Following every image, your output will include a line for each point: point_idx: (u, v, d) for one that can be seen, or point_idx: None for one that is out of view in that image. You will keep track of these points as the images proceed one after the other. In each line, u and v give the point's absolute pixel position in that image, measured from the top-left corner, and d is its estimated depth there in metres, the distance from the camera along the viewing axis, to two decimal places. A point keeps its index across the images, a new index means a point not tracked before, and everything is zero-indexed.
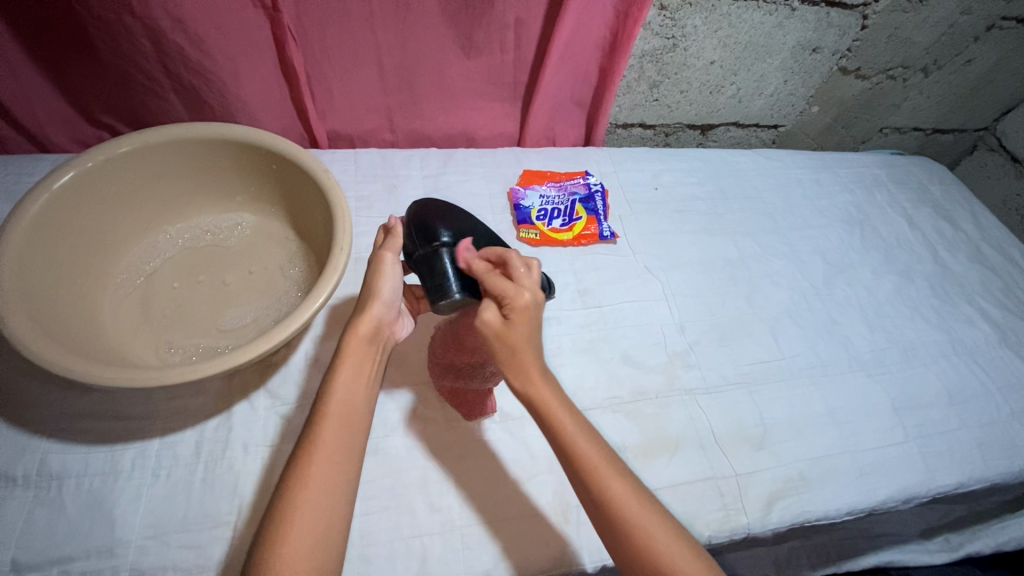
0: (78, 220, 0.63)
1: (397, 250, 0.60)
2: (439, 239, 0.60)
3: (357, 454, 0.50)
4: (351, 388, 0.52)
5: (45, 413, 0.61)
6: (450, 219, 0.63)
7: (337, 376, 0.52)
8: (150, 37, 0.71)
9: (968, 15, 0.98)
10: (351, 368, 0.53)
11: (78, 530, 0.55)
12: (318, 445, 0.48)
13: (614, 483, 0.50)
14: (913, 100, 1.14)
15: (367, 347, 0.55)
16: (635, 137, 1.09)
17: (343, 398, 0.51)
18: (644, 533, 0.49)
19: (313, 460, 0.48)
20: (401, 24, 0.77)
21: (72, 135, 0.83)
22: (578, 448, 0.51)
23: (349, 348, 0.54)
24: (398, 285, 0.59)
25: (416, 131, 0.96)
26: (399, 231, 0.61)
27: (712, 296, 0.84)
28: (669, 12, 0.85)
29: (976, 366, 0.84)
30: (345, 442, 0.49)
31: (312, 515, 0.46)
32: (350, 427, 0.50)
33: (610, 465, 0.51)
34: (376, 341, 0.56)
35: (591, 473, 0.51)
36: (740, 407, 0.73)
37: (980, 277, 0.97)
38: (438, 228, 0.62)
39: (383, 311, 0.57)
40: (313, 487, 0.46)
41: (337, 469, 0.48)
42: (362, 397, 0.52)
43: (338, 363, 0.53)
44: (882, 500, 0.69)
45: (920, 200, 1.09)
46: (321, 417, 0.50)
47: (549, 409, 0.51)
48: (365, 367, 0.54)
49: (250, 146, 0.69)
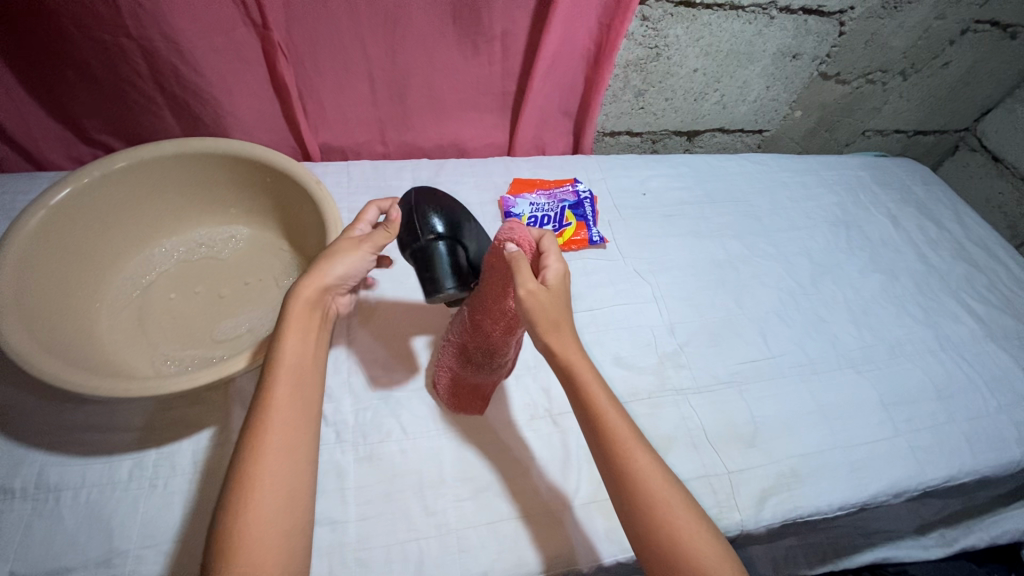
0: (75, 235, 0.65)
1: (381, 245, 0.60)
2: (430, 231, 0.64)
3: (314, 422, 0.51)
4: (300, 353, 0.53)
5: (42, 426, 0.61)
6: (440, 210, 0.66)
7: (284, 341, 0.53)
8: (145, 57, 0.73)
9: (942, 19, 1.01)
10: (297, 335, 0.53)
11: (75, 541, 0.55)
12: (273, 411, 0.49)
13: (637, 454, 0.51)
14: (894, 103, 1.17)
15: (308, 314, 0.55)
16: (623, 145, 1.11)
17: (292, 363, 0.52)
18: (661, 516, 0.49)
19: (271, 427, 0.49)
20: (390, 38, 0.79)
21: (67, 153, 0.85)
22: (606, 416, 0.52)
23: (292, 312, 0.54)
24: (362, 266, 0.59)
25: (407, 143, 0.98)
26: (395, 224, 0.62)
27: (700, 296, 0.86)
28: (651, 23, 0.87)
29: (963, 361, 0.85)
30: (300, 407, 0.51)
31: (279, 482, 0.47)
32: (303, 392, 0.51)
33: (637, 441, 0.52)
34: (317, 308, 0.56)
35: (617, 444, 0.51)
36: (731, 405, 0.74)
37: (965, 274, 0.99)
38: (429, 221, 0.64)
39: (333, 280, 0.57)
40: (276, 455, 0.48)
41: (298, 437, 0.49)
42: (311, 360, 0.54)
43: (282, 328, 0.53)
44: (873, 494, 0.70)
45: (903, 200, 1.11)
46: (273, 383, 0.51)
47: (584, 378, 0.52)
48: (311, 332, 0.55)
49: (244, 159, 0.71)
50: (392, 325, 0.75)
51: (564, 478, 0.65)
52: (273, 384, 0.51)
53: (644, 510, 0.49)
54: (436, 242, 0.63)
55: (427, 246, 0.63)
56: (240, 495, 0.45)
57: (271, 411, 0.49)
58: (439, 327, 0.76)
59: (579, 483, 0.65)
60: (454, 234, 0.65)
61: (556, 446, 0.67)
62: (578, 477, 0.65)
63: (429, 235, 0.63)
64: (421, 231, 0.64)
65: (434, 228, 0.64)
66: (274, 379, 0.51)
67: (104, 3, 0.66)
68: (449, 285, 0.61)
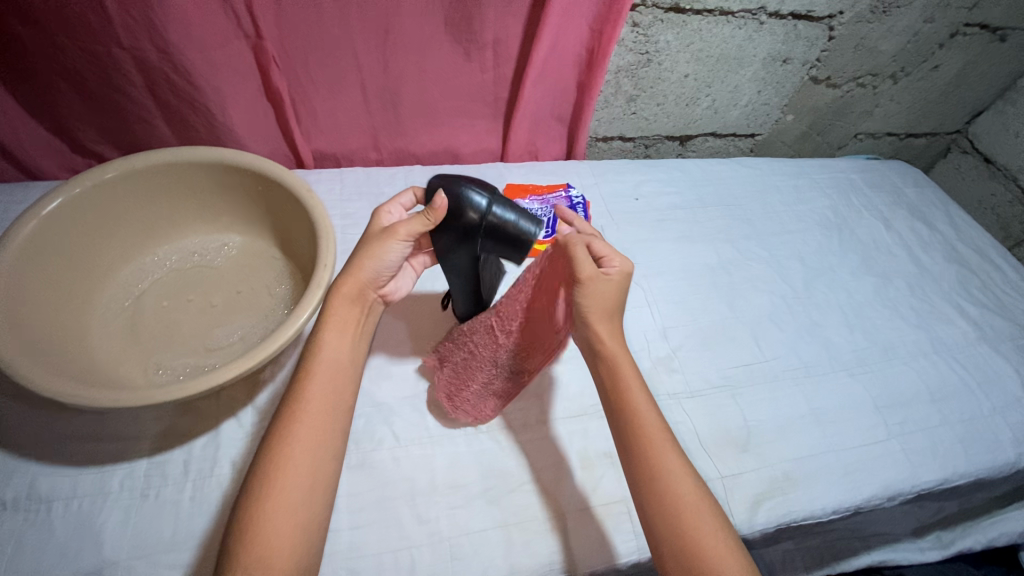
0: (65, 245, 0.65)
1: (415, 233, 0.56)
2: (476, 210, 0.55)
3: (342, 421, 0.52)
4: (336, 349, 0.54)
5: (32, 436, 0.61)
6: (466, 185, 0.56)
7: (323, 336, 0.54)
8: (137, 67, 0.73)
9: (931, 23, 1.02)
10: (336, 330, 0.55)
11: (65, 551, 0.55)
12: (302, 406, 0.50)
13: (663, 450, 0.51)
14: (885, 106, 1.18)
15: (350, 309, 0.56)
16: (616, 150, 1.11)
17: (328, 361, 0.53)
18: (676, 513, 0.49)
19: (299, 421, 0.49)
20: (381, 45, 0.80)
21: (61, 163, 0.85)
22: (639, 409, 0.53)
23: (335, 307, 0.56)
24: (399, 256, 0.58)
25: (401, 150, 0.98)
26: (438, 214, 0.55)
27: (693, 300, 0.86)
28: (641, 29, 0.88)
29: (956, 363, 0.85)
30: (331, 404, 0.51)
31: (301, 476, 0.47)
32: (336, 389, 0.52)
33: (664, 436, 0.52)
34: (359, 302, 0.57)
35: (646, 438, 0.52)
36: (724, 410, 0.74)
37: (958, 276, 0.99)
38: (468, 203, 0.55)
39: (374, 274, 0.58)
40: (301, 449, 0.48)
41: (325, 435, 0.50)
42: (347, 360, 0.54)
43: (323, 324, 0.55)
44: (867, 498, 0.70)
45: (896, 202, 1.12)
46: (306, 379, 0.51)
47: (620, 371, 0.54)
48: (349, 328, 0.56)
49: (235, 168, 0.71)
50: (385, 332, 0.75)
51: (557, 484, 0.65)
52: (306, 379, 0.51)
53: (661, 507, 0.49)
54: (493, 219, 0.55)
55: (489, 229, 0.56)
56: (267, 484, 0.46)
57: (300, 405, 0.50)
58: (432, 334, 0.76)
59: (572, 489, 0.65)
60: (496, 196, 0.56)
61: (550, 452, 0.67)
62: (570, 482, 0.65)
63: (480, 217, 0.55)
64: (468, 220, 0.55)
65: (478, 207, 0.55)
66: (306, 375, 0.52)
67: (96, 14, 0.66)
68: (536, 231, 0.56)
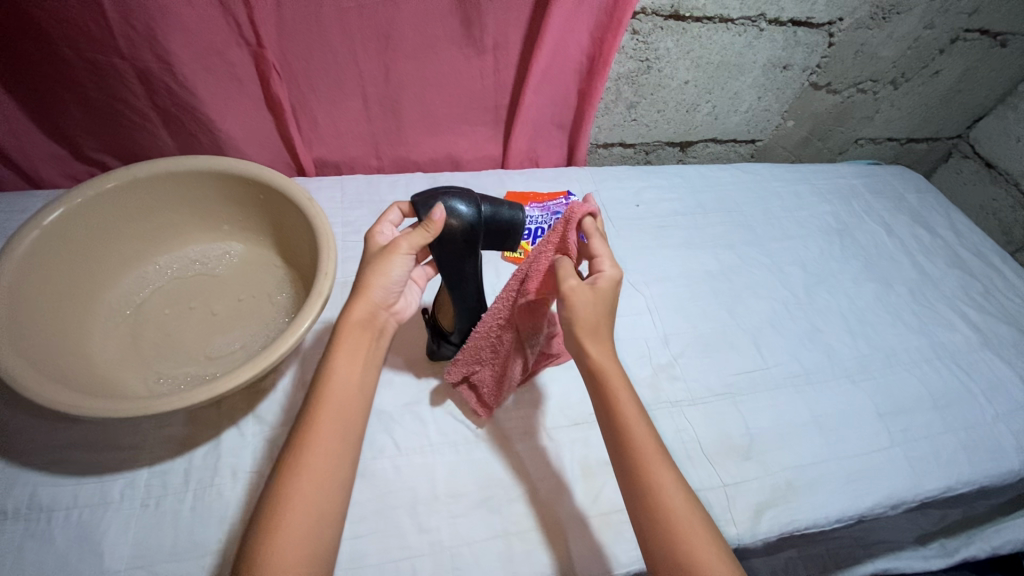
0: (67, 253, 0.65)
1: (418, 245, 0.55)
2: (464, 219, 0.57)
3: (350, 456, 0.50)
4: (347, 375, 0.52)
5: (33, 446, 0.61)
6: (441, 196, 0.57)
7: (333, 361, 0.52)
8: (139, 76, 0.74)
9: (931, 29, 1.02)
10: (346, 355, 0.53)
11: (65, 561, 0.55)
12: (309, 442, 0.48)
13: (654, 464, 0.51)
14: (885, 111, 1.18)
15: (360, 334, 0.54)
16: (617, 156, 1.12)
17: (338, 390, 0.51)
18: (673, 529, 0.48)
19: (306, 457, 0.47)
20: (382, 54, 0.80)
21: (63, 171, 0.86)
22: (628, 422, 0.52)
23: (344, 333, 0.54)
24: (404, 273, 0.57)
25: (401, 157, 0.98)
26: (438, 226, 0.55)
27: (695, 307, 0.86)
28: (641, 36, 0.88)
29: (959, 369, 0.85)
30: (339, 437, 0.49)
31: (305, 516, 0.45)
32: (345, 421, 0.50)
33: (655, 449, 0.51)
34: (370, 326, 0.55)
35: (637, 453, 0.51)
36: (726, 417, 0.74)
37: (960, 282, 0.99)
38: (451, 212, 0.56)
39: (383, 293, 0.56)
40: (305, 487, 0.46)
41: (331, 470, 0.48)
42: (356, 387, 0.52)
43: (332, 350, 0.53)
44: (870, 506, 0.70)
45: (897, 208, 1.11)
46: (314, 412, 0.50)
47: (609, 383, 0.53)
48: (360, 353, 0.54)
49: (236, 176, 0.71)
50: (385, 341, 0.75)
51: (558, 492, 0.65)
52: (315, 412, 0.50)
53: (657, 524, 0.49)
54: (478, 216, 0.58)
55: (480, 229, 0.58)
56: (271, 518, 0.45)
57: (307, 440, 0.48)
58: None
59: (573, 498, 0.64)
60: (471, 196, 0.58)
61: (550, 460, 0.67)
62: (570, 491, 0.65)
63: (467, 220, 0.57)
64: (458, 228, 0.57)
65: (462, 214, 0.57)
66: (316, 405, 0.50)
67: (99, 24, 0.67)
68: (520, 214, 0.60)
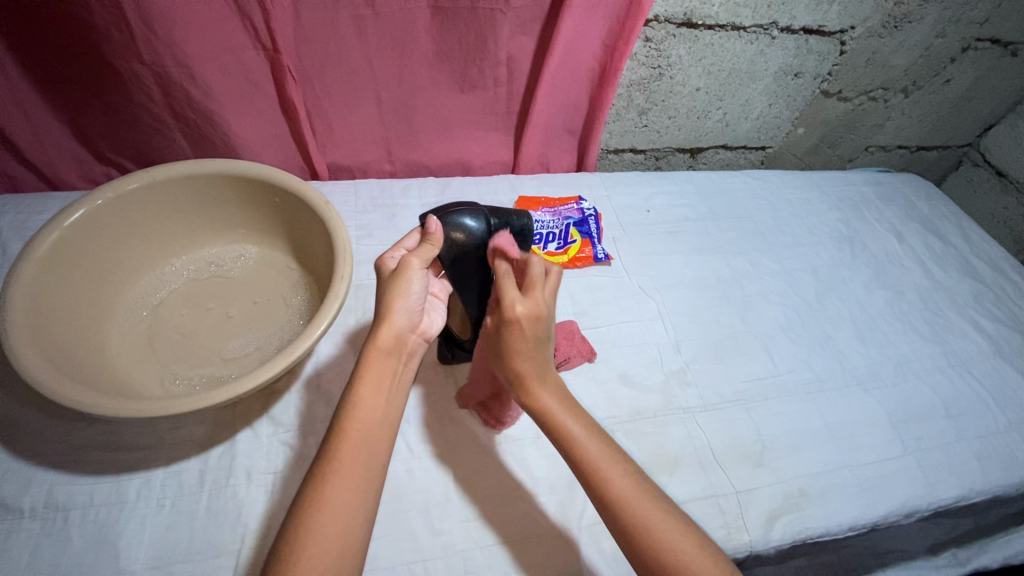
0: (86, 255, 0.65)
1: (428, 258, 0.57)
2: (472, 233, 0.60)
3: (373, 496, 0.47)
4: (370, 407, 0.49)
5: (50, 445, 0.62)
6: (450, 213, 0.60)
7: (357, 394, 0.50)
8: (158, 82, 0.75)
9: (942, 37, 1.02)
10: (372, 385, 0.50)
11: (82, 560, 0.55)
12: (332, 479, 0.45)
13: (614, 478, 0.48)
14: (896, 119, 1.18)
15: (386, 362, 0.52)
16: (627, 162, 1.12)
17: (363, 423, 0.49)
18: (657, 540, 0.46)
19: (328, 496, 0.45)
20: (397, 60, 0.81)
21: (81, 173, 0.87)
22: (580, 446, 0.49)
23: (369, 361, 0.52)
24: (420, 293, 0.56)
25: (414, 161, 0.99)
26: (438, 237, 0.58)
27: (706, 313, 0.86)
28: (653, 44, 0.89)
29: (971, 377, 0.85)
30: (363, 473, 0.46)
31: (328, 559, 0.42)
32: (369, 455, 0.47)
33: (612, 462, 0.49)
34: (397, 352, 0.53)
35: (595, 468, 0.49)
36: (738, 424, 0.74)
37: (973, 290, 0.99)
38: (458, 227, 0.60)
39: (405, 316, 0.54)
40: (325, 534, 0.43)
41: (352, 513, 0.45)
42: (382, 419, 0.50)
43: (358, 379, 0.51)
44: (883, 515, 0.69)
45: (908, 215, 1.11)
46: (336, 447, 0.47)
47: (547, 408, 0.50)
48: (385, 383, 0.51)
49: (252, 180, 0.72)
50: None
51: (570, 498, 0.65)
52: (338, 446, 0.47)
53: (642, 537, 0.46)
54: (485, 230, 0.61)
55: (487, 242, 0.61)
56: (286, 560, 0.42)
57: (330, 478, 0.45)
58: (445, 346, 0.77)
59: (584, 503, 0.64)
60: (477, 211, 0.61)
61: (561, 465, 0.67)
62: (582, 497, 0.65)
63: (473, 234, 0.60)
64: (465, 241, 0.60)
65: (468, 228, 0.60)
66: (340, 439, 0.47)
67: (120, 30, 0.68)
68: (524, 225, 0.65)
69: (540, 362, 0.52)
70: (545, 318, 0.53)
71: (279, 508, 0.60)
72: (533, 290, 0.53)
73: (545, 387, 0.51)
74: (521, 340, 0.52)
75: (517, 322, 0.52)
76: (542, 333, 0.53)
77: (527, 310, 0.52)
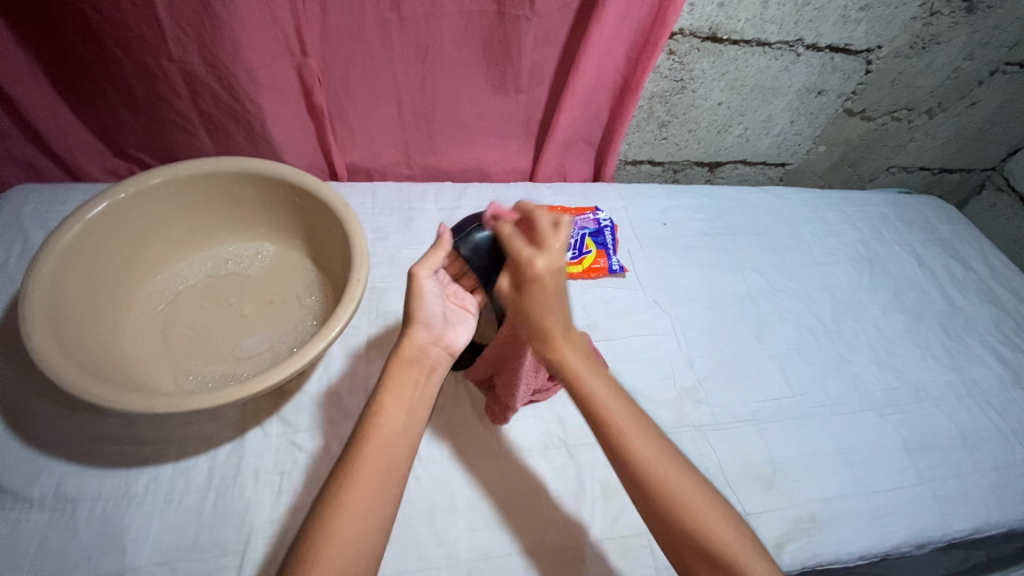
0: (104, 249, 0.66)
1: (434, 266, 0.58)
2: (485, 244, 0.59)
3: (391, 500, 0.47)
4: (395, 414, 0.50)
5: (61, 435, 0.62)
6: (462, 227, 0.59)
7: (382, 400, 0.51)
8: (185, 79, 0.75)
9: (970, 60, 1.01)
10: (396, 393, 0.51)
11: (87, 553, 0.55)
12: (351, 480, 0.46)
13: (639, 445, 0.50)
14: (919, 141, 1.16)
15: (409, 371, 0.53)
16: (644, 173, 1.11)
17: (383, 430, 0.49)
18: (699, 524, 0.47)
19: (348, 497, 0.45)
20: (421, 65, 0.81)
21: (103, 165, 0.88)
22: (600, 398, 0.51)
23: (394, 372, 0.53)
24: (438, 301, 0.58)
25: (432, 166, 0.99)
26: (444, 244, 0.59)
27: (720, 330, 0.85)
28: (677, 57, 0.88)
29: (990, 408, 0.83)
30: (382, 476, 0.47)
31: (344, 561, 0.42)
32: (389, 459, 0.48)
33: (633, 427, 0.51)
34: (419, 362, 0.54)
35: (620, 433, 0.50)
36: (749, 446, 0.72)
37: (992, 317, 0.97)
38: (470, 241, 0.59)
39: (424, 324, 0.56)
40: (340, 536, 0.43)
41: (370, 516, 0.45)
42: (404, 428, 0.50)
43: (384, 387, 0.52)
44: (896, 545, 0.68)
45: (928, 238, 1.10)
46: (358, 453, 0.47)
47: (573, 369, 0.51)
48: (409, 391, 0.52)
49: (272, 179, 0.72)
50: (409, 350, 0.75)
51: (577, 513, 0.64)
52: (360, 450, 0.47)
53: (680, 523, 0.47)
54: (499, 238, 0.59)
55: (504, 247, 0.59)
56: (301, 559, 0.42)
57: (350, 477, 0.46)
58: None
59: (592, 518, 0.64)
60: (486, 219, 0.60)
61: (570, 478, 0.67)
62: (590, 512, 0.64)
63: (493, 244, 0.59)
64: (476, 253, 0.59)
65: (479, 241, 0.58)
66: (363, 444, 0.48)
67: (149, 27, 0.68)
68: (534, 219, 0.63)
69: (562, 318, 0.52)
70: (564, 271, 0.52)
71: (284, 509, 0.60)
72: (548, 243, 0.52)
73: (567, 342, 0.52)
74: (541, 294, 0.50)
75: (540, 277, 0.51)
76: (563, 285, 0.52)
77: (546, 265, 0.51)
